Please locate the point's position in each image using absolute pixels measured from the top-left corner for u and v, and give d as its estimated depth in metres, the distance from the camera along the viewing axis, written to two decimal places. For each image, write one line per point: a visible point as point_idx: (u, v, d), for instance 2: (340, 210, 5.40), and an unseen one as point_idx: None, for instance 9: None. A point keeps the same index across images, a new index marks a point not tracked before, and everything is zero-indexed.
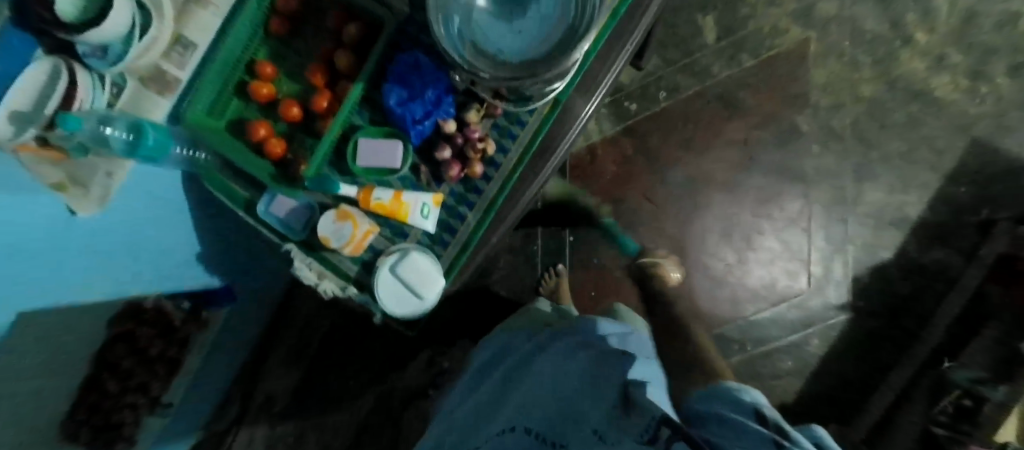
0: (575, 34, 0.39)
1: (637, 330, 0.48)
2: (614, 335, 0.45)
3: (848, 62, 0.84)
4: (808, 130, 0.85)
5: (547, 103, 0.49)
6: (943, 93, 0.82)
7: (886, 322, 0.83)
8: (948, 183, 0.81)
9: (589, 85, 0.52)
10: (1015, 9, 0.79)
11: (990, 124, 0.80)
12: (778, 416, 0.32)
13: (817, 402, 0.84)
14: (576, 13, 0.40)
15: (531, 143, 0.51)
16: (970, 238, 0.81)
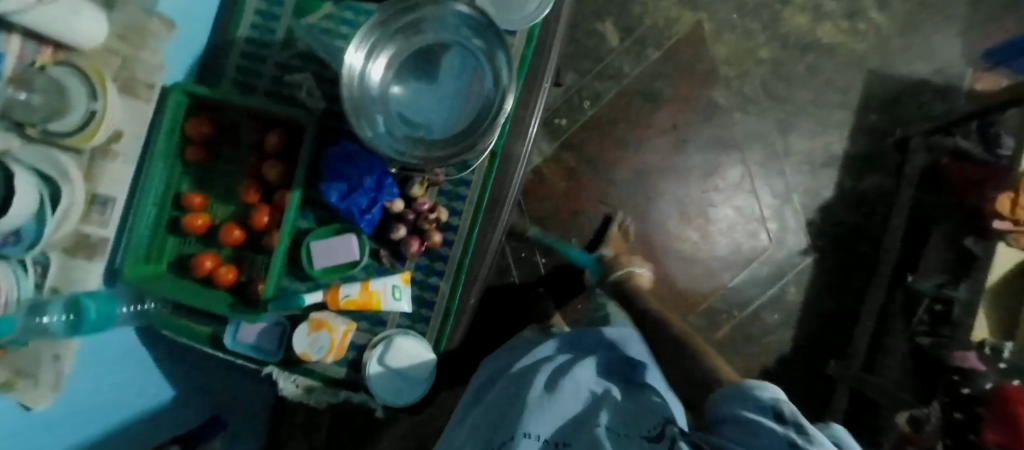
0: (496, 96, 0.41)
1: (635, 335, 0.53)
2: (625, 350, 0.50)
3: (741, 33, 0.90)
4: (726, 99, 0.91)
5: (485, 158, 0.51)
6: (830, 38, 0.89)
7: (846, 254, 0.87)
8: (859, 114, 0.88)
9: (520, 128, 0.54)
10: None
11: (878, 55, 0.88)
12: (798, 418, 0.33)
13: (810, 350, 0.87)
14: (491, 77, 0.42)
15: (481, 198, 0.52)
16: (893, 157, 0.86)
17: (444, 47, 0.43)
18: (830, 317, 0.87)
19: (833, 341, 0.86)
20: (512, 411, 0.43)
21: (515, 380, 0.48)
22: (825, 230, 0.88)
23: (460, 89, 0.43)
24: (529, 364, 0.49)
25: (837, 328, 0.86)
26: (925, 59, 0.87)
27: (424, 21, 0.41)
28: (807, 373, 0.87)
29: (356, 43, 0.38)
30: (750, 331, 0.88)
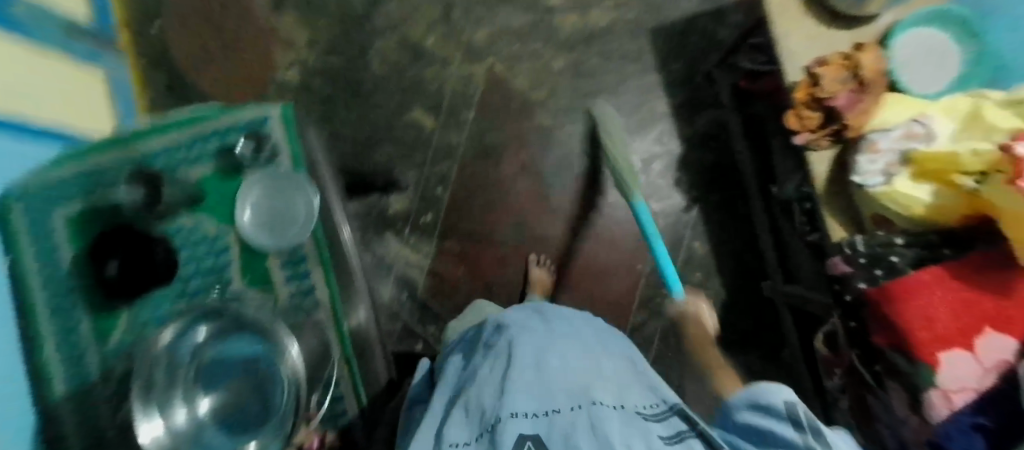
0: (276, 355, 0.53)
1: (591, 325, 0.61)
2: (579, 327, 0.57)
3: (529, 58, 0.94)
4: (551, 119, 0.94)
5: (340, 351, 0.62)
6: (602, 22, 0.93)
7: (718, 187, 0.91)
8: (663, 68, 0.92)
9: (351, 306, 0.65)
10: None
11: (648, 14, 0.92)
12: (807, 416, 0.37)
13: (740, 284, 0.91)
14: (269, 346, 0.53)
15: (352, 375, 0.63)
16: (709, 91, 0.91)
17: (213, 345, 0.51)
18: (737, 248, 0.91)
19: (752, 266, 0.90)
20: (496, 391, 0.45)
21: (491, 361, 0.50)
22: (691, 178, 0.92)
23: (246, 364, 0.53)
24: (504, 341, 0.52)
25: (747, 253, 0.91)
26: None
27: (170, 355, 0.48)
28: (750, 306, 0.90)
29: (142, 416, 0.44)
30: None
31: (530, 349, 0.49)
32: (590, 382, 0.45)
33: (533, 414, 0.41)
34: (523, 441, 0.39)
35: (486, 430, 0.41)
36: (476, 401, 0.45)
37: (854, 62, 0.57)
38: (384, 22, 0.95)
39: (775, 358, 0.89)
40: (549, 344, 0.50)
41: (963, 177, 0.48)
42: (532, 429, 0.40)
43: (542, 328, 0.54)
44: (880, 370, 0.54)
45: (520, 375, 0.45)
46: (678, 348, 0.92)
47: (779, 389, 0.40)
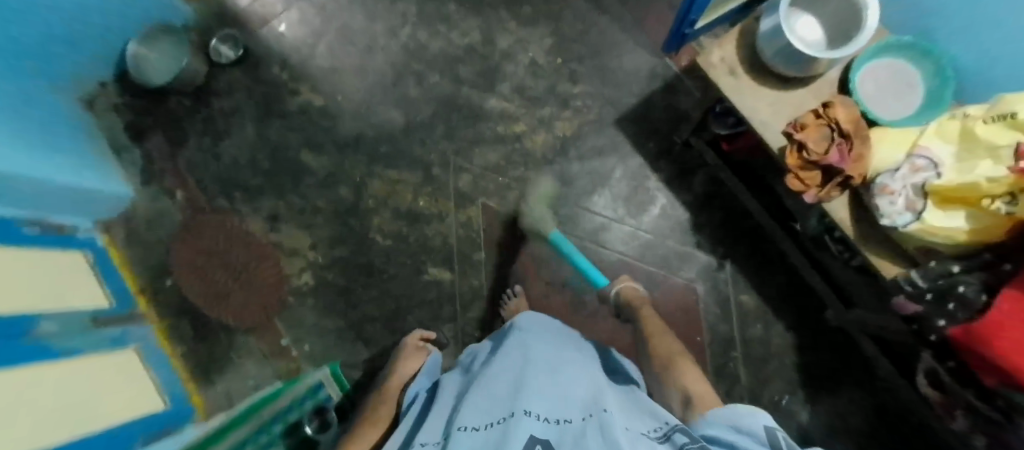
0: None
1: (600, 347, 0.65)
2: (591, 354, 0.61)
3: (516, 184, 0.98)
4: (558, 231, 0.96)
5: None
6: (569, 128, 0.97)
7: (740, 237, 0.92)
8: (641, 149, 0.96)
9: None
10: (527, 62, 0.99)
11: (608, 107, 0.97)
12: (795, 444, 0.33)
13: (803, 322, 0.88)
14: None
15: None
16: (691, 153, 0.95)
17: None
18: (784, 286, 0.90)
19: (806, 299, 0.89)
20: (509, 394, 0.45)
21: (505, 369, 0.51)
22: (712, 239, 0.92)
23: None
24: (518, 357, 0.54)
25: (796, 289, 0.89)
26: (636, 75, 0.97)
27: None
28: (823, 338, 0.87)
29: None
30: (756, 353, 0.89)
31: (546, 367, 0.50)
32: (595, 397, 0.45)
33: (544, 419, 0.40)
34: (534, 440, 0.36)
35: (499, 422, 0.40)
36: (487, 404, 0.44)
37: (829, 119, 0.60)
38: (374, 201, 0.99)
39: (871, 384, 0.85)
40: (560, 366, 0.52)
41: (991, 201, 0.50)
42: (543, 432, 0.37)
43: (553, 351, 0.56)
44: (1004, 406, 0.50)
45: (535, 386, 0.45)
46: (772, 407, 0.87)
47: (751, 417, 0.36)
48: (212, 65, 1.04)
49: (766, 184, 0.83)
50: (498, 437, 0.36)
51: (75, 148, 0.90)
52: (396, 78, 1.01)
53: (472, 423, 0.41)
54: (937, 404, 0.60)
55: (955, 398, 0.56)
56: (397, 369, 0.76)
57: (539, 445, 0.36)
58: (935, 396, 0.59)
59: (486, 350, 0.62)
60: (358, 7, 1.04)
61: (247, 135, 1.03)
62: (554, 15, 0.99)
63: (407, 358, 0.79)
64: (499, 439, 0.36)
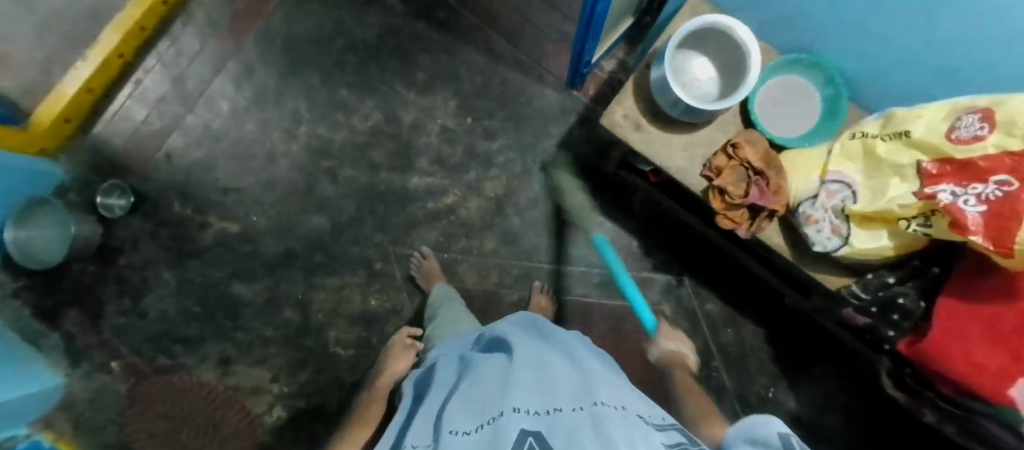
0: None
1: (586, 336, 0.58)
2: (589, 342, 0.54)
3: (462, 256, 0.94)
4: (517, 291, 0.94)
5: None
6: (499, 186, 0.95)
7: (689, 250, 0.92)
8: (575, 188, 0.94)
9: None
10: (438, 131, 0.95)
11: (530, 155, 0.95)
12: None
13: (767, 315, 0.91)
14: None
15: None
16: (622, 182, 0.94)
17: None
18: (743, 285, 0.91)
19: (765, 292, 0.91)
20: (494, 391, 0.36)
21: (489, 365, 0.42)
22: (664, 258, 0.93)
23: None
24: (498, 352, 0.44)
25: (751, 285, 0.91)
26: (548, 115, 0.95)
27: None
28: (789, 324, 0.91)
29: None
30: (733, 355, 0.91)
31: (529, 355, 0.42)
32: (591, 388, 0.37)
33: (535, 412, 0.32)
34: (525, 435, 0.28)
35: (485, 423, 0.32)
36: (472, 398, 0.36)
37: (741, 160, 0.60)
38: (324, 313, 0.95)
39: (841, 356, 0.89)
40: (544, 353, 0.43)
41: (907, 223, 0.51)
42: (535, 425, 0.30)
43: (539, 341, 0.47)
44: (973, 406, 0.51)
45: (522, 377, 0.37)
46: (760, 401, 0.89)
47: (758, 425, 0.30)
48: (107, 219, 0.95)
49: (700, 204, 0.83)
50: (487, 441, 0.29)
51: None
52: (308, 180, 0.96)
53: (461, 423, 0.33)
54: (906, 403, 0.62)
55: (919, 398, 0.58)
56: (385, 369, 0.76)
57: (530, 438, 0.28)
58: (902, 398, 0.61)
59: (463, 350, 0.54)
60: (244, 116, 0.97)
61: (169, 283, 0.95)
62: (451, 75, 0.96)
63: (397, 357, 0.78)
64: (486, 443, 0.28)
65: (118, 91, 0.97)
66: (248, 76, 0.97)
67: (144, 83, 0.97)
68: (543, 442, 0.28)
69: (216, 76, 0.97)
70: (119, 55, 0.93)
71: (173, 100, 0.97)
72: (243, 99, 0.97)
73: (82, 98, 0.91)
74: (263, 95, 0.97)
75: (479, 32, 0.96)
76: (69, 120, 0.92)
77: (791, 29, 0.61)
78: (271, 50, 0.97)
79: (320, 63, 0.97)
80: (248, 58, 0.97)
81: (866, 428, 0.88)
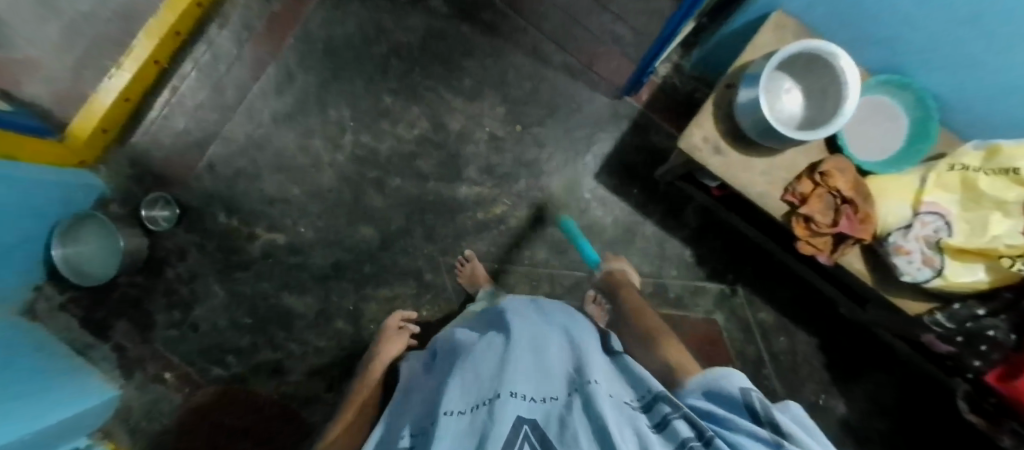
0: None
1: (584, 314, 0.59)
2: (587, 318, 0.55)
3: (513, 266, 0.94)
4: (568, 300, 0.93)
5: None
6: (549, 195, 0.93)
7: (743, 260, 0.92)
8: (627, 197, 0.93)
9: None
10: (487, 139, 0.93)
11: (581, 164, 0.93)
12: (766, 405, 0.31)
13: (819, 323, 0.91)
14: None
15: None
16: (675, 191, 0.92)
17: None
18: (795, 294, 0.91)
19: (818, 300, 0.91)
20: (490, 371, 0.37)
21: (487, 344, 0.43)
22: (717, 268, 0.92)
23: None
24: (499, 330, 0.45)
25: (806, 294, 0.91)
26: (599, 122, 0.92)
27: None
28: (839, 331, 0.91)
29: None
30: (785, 363, 0.91)
31: (527, 335, 0.42)
32: (587, 364, 0.37)
33: (531, 397, 0.33)
34: (520, 422, 0.29)
35: (480, 405, 0.33)
36: (470, 378, 0.38)
37: (830, 187, 0.58)
38: (375, 324, 0.94)
39: (891, 363, 0.91)
40: (543, 332, 0.44)
41: (1009, 261, 0.51)
42: (531, 411, 0.31)
43: (540, 316, 0.48)
44: None
45: (521, 357, 0.38)
46: (811, 408, 0.90)
47: (735, 379, 0.34)
48: (153, 233, 0.93)
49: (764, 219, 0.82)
50: (482, 428, 0.30)
51: (48, 368, 0.78)
52: (355, 191, 0.94)
53: (456, 404, 0.34)
54: (982, 427, 0.63)
55: (1000, 421, 0.59)
56: (378, 352, 0.76)
57: (526, 425, 0.29)
58: (983, 422, 0.62)
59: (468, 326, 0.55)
60: (286, 124, 0.94)
61: (219, 295, 0.95)
62: (499, 80, 0.93)
63: (388, 342, 0.78)
64: (481, 430, 0.29)
65: (155, 99, 0.93)
66: (288, 83, 0.94)
67: (182, 90, 0.94)
68: (537, 431, 0.29)
69: (257, 82, 0.94)
70: (156, 61, 0.89)
71: (212, 108, 0.94)
72: (284, 107, 0.94)
73: (120, 107, 0.88)
74: (305, 102, 0.94)
75: (527, 35, 0.93)
76: (107, 130, 0.88)
77: (877, 47, 0.58)
78: (311, 55, 0.94)
79: (362, 69, 0.94)
80: (288, 63, 0.94)
81: (914, 433, 0.90)
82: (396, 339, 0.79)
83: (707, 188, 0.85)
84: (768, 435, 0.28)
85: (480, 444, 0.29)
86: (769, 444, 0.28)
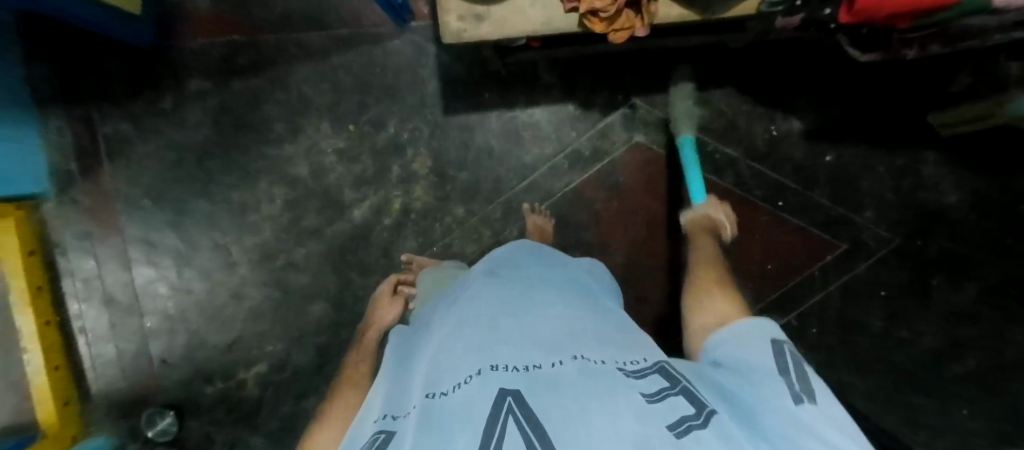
0: None
1: (562, 264, 0.61)
2: (571, 277, 0.57)
3: (449, 237, 0.92)
4: (514, 225, 0.91)
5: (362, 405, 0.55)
6: (425, 159, 0.90)
7: (618, 75, 0.87)
8: (484, 105, 0.89)
9: None
10: (337, 158, 0.90)
11: (425, 112, 0.89)
12: (801, 363, 0.34)
13: (722, 70, 0.87)
14: None
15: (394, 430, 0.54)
16: (516, 67, 0.87)
17: None
18: (682, 65, 0.86)
19: (704, 54, 0.86)
20: (474, 346, 0.38)
21: (467, 315, 0.45)
22: (604, 98, 0.88)
23: None
24: (476, 301, 0.47)
25: (694, 59, 0.86)
26: (408, 66, 0.88)
27: None
28: (744, 64, 0.86)
29: None
30: (722, 126, 0.88)
31: (507, 310, 0.44)
32: (573, 335, 0.40)
33: (513, 366, 0.34)
34: (504, 393, 0.30)
35: (464, 382, 0.34)
36: (451, 351, 0.39)
37: None
38: None
39: (808, 51, 0.85)
40: (523, 305, 0.45)
41: None
42: (513, 381, 0.32)
43: (518, 284, 0.51)
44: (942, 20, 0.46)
45: (504, 333, 0.40)
46: (770, 144, 0.88)
47: (768, 330, 0.38)
48: (171, 441, 0.96)
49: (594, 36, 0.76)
50: (471, 400, 0.31)
51: None
52: (279, 285, 0.94)
53: (440, 387, 0.35)
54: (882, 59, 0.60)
55: (887, 51, 0.56)
56: (375, 320, 0.75)
57: (510, 396, 0.30)
58: (878, 56, 0.58)
59: (447, 301, 0.55)
60: (185, 281, 0.94)
61: (260, 443, 0.97)
62: (302, 102, 0.89)
63: (383, 307, 0.77)
64: (470, 402, 0.31)
65: (77, 348, 0.95)
66: (155, 250, 0.94)
67: (89, 326, 0.95)
68: (522, 399, 0.30)
69: (133, 271, 0.94)
70: (47, 321, 0.90)
71: (123, 317, 0.95)
72: (170, 270, 0.94)
73: (55, 377, 0.89)
74: (181, 253, 0.93)
75: (289, 47, 0.88)
76: (67, 401, 0.91)
77: None
78: (148, 214, 0.92)
79: (195, 190, 0.91)
80: (139, 235, 0.93)
81: (871, 90, 0.85)
82: (391, 306, 0.76)
83: (530, 48, 0.79)
84: (789, 387, 0.31)
85: (467, 414, 0.29)
86: (792, 392, 0.30)
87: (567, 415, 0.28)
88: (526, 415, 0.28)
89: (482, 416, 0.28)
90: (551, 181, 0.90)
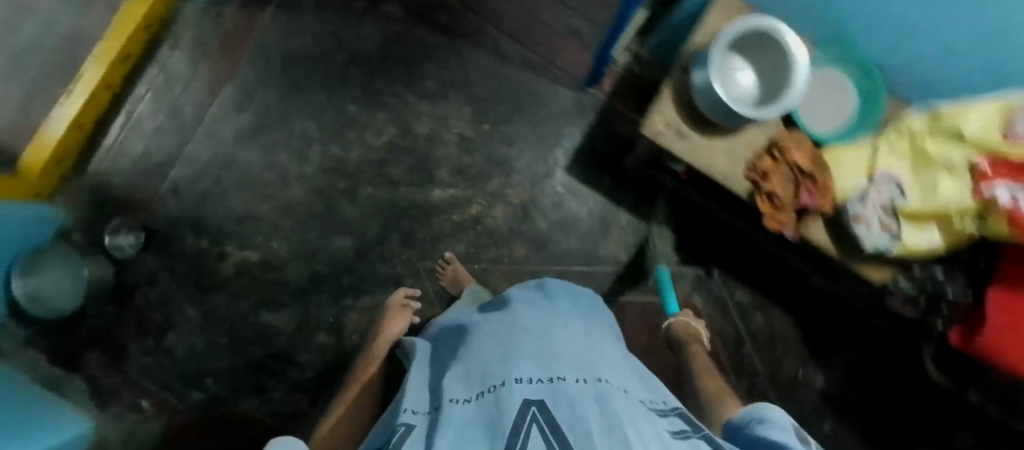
0: None
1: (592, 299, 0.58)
2: (596, 313, 0.54)
3: (493, 266, 0.93)
4: None
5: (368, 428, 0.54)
6: (522, 193, 0.94)
7: (717, 241, 0.94)
8: (597, 186, 0.94)
9: None
10: (456, 140, 0.94)
11: (549, 158, 0.94)
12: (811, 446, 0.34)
13: (795, 295, 0.94)
14: None
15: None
16: (642, 177, 0.94)
17: None
18: (769, 270, 0.94)
19: (791, 275, 0.94)
20: (499, 356, 0.36)
21: (495, 328, 0.43)
22: (694, 250, 0.94)
23: None
24: (507, 316, 0.45)
25: (780, 271, 0.94)
26: (564, 116, 0.94)
27: None
28: (814, 302, 0.94)
29: None
30: (764, 340, 0.94)
31: (534, 325, 0.42)
32: (595, 360, 0.37)
33: (536, 379, 0.32)
34: (527, 404, 0.28)
35: (486, 391, 0.32)
36: (478, 361, 0.37)
37: (786, 160, 0.61)
38: (358, 335, 0.93)
39: (865, 329, 0.94)
40: (551, 323, 0.43)
41: (960, 221, 0.54)
42: (537, 393, 0.30)
43: (550, 305, 0.48)
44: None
45: (528, 345, 0.37)
46: (791, 381, 0.93)
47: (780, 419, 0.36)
48: (118, 260, 0.89)
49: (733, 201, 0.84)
50: (491, 410, 0.29)
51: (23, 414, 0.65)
52: (326, 202, 0.93)
53: (462, 392, 0.34)
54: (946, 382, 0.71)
55: (966, 382, 0.66)
56: (383, 329, 0.76)
57: (533, 408, 0.28)
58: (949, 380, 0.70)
59: (474, 314, 0.54)
60: (251, 140, 0.93)
61: (194, 319, 0.91)
62: (463, 81, 0.94)
63: (393, 318, 0.78)
64: (490, 410, 0.29)
65: (110, 122, 0.90)
66: (248, 99, 0.93)
67: (138, 114, 0.91)
68: (546, 412, 0.28)
69: (213, 100, 0.93)
70: (108, 84, 0.85)
71: (173, 129, 0.92)
72: (246, 123, 0.93)
73: (71, 134, 0.82)
74: (268, 117, 0.93)
75: (486, 34, 0.94)
76: (59, 162, 0.83)
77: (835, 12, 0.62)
78: (269, 70, 0.93)
79: (324, 81, 0.94)
80: (246, 78, 0.93)
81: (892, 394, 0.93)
82: (400, 317, 0.78)
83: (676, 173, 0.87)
84: None
85: (489, 426, 0.28)
86: None
87: (587, 431, 0.25)
88: (550, 429, 0.26)
89: (503, 426, 0.26)
90: (604, 282, 0.94)
